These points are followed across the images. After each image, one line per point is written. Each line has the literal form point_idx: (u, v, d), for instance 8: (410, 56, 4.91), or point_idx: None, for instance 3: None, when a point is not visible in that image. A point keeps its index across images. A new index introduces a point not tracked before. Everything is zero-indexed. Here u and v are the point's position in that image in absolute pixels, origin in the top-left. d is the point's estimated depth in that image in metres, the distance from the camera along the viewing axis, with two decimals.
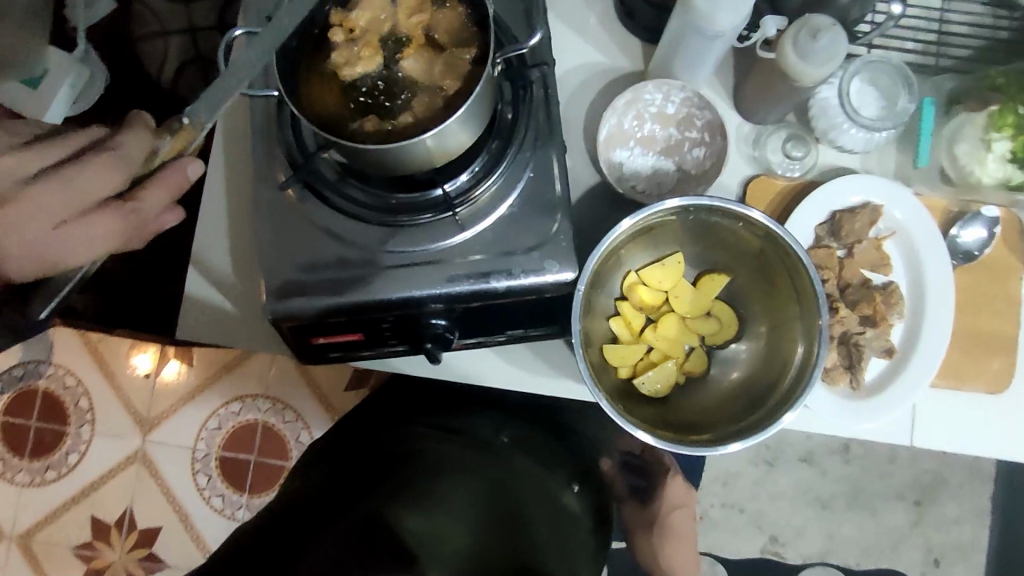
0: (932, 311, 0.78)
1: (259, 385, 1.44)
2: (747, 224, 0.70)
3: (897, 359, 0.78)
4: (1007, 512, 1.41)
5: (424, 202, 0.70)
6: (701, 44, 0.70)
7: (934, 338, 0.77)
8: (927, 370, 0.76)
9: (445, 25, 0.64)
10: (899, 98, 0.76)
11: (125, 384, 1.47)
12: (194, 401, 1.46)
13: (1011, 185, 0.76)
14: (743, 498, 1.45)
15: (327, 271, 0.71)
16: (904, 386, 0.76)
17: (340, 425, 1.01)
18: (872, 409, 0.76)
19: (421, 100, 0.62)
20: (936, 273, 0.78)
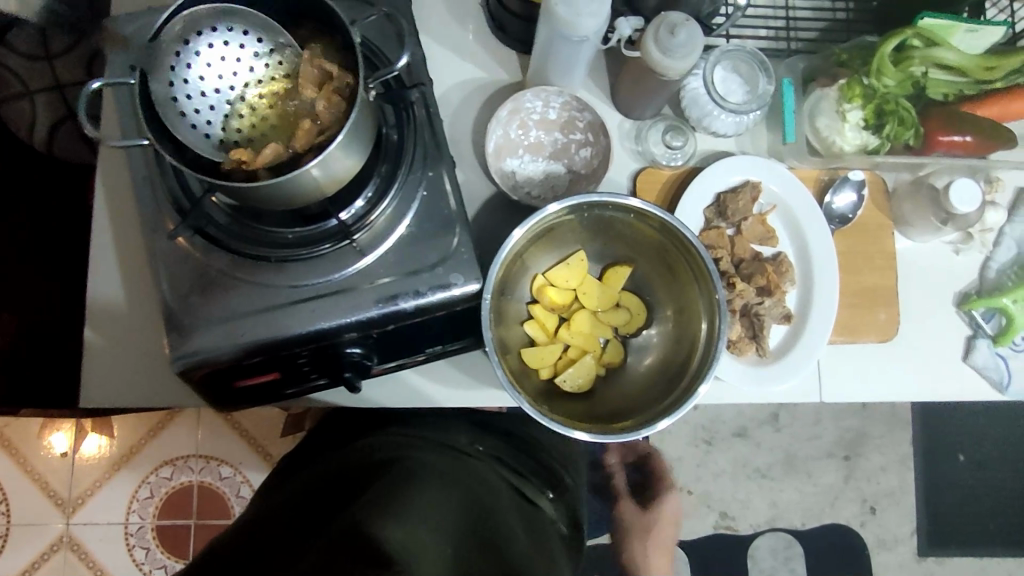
0: (819, 273, 0.83)
1: (190, 444, 1.38)
2: (638, 215, 0.73)
3: (794, 323, 0.83)
4: (926, 453, 1.52)
5: (320, 233, 0.69)
6: (570, 49, 0.73)
7: (824, 297, 0.82)
8: (821, 329, 0.82)
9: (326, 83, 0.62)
10: (759, 81, 0.81)
11: (42, 467, 1.38)
12: (119, 473, 1.38)
13: (869, 150, 0.82)
14: (688, 480, 1.49)
15: (228, 315, 0.69)
16: (805, 346, 0.82)
17: (284, 472, 0.88)
18: (779, 372, 0.81)
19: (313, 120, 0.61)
20: (816, 238, 0.83)
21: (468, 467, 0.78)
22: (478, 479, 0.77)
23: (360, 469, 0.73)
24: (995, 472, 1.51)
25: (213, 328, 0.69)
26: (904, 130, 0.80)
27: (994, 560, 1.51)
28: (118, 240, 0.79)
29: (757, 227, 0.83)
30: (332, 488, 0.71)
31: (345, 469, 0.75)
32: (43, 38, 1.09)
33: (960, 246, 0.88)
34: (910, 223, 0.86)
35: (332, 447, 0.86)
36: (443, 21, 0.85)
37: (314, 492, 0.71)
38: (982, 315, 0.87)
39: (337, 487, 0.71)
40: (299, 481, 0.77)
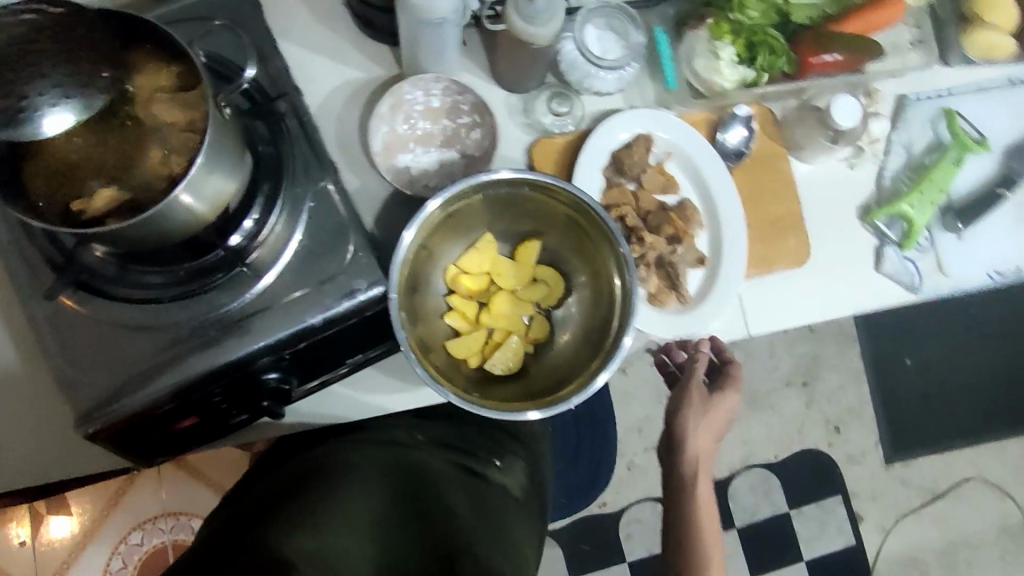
0: (725, 213, 0.84)
1: (156, 504, 1.33)
2: (532, 186, 0.72)
3: (710, 265, 0.84)
4: (874, 364, 1.57)
5: (213, 264, 0.67)
6: (434, 33, 0.72)
7: (733, 234, 0.84)
8: (735, 267, 0.83)
9: (176, 103, 0.60)
10: (630, 33, 0.82)
11: (6, 560, 1.31)
12: (87, 549, 1.32)
13: (748, 83, 0.83)
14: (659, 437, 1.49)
15: (129, 366, 0.67)
16: (722, 289, 0.83)
17: (241, 479, 0.88)
18: (706, 317, 0.82)
19: (174, 148, 0.60)
20: (715, 178, 0.84)
21: (402, 464, 0.77)
22: (412, 477, 0.76)
23: (287, 485, 0.73)
24: (941, 369, 1.58)
25: (119, 383, 0.66)
26: (776, 59, 0.82)
27: (955, 451, 1.58)
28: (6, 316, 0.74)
29: (658, 176, 0.83)
30: (261, 501, 0.71)
31: (277, 484, 0.74)
32: None
33: (854, 161, 0.90)
34: (802, 147, 0.88)
35: (273, 460, 0.84)
36: (307, 27, 0.82)
37: (243, 508, 0.72)
38: (885, 223, 0.89)
39: (265, 500, 0.71)
40: (240, 497, 0.77)
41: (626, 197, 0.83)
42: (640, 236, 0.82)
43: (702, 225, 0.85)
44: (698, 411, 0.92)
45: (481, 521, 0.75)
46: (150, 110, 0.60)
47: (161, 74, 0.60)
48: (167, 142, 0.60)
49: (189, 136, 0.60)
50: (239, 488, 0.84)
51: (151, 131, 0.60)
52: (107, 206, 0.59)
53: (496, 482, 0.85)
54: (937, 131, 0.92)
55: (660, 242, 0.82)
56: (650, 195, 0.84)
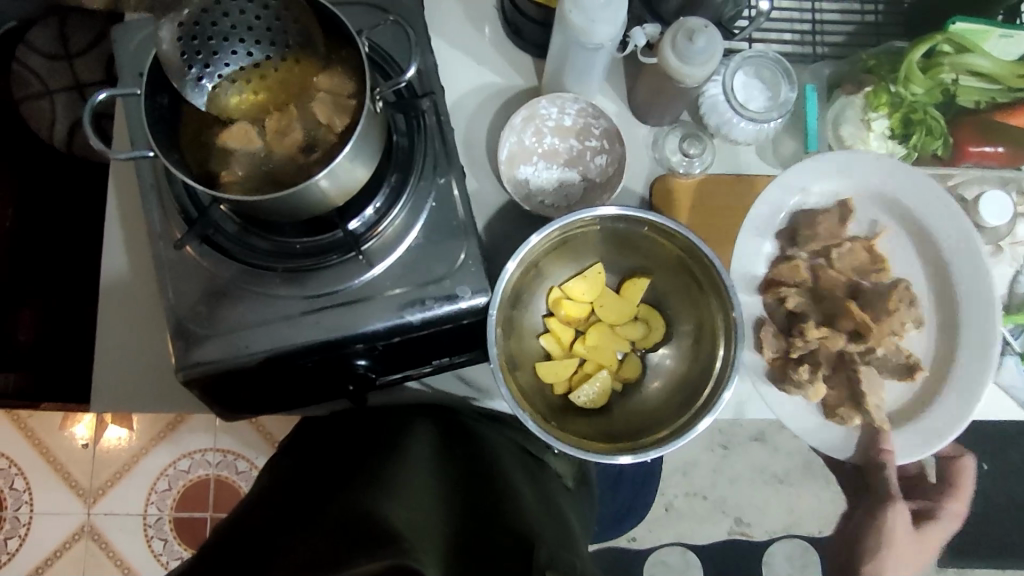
0: (965, 320, 0.77)
1: (208, 437, 1.35)
2: (652, 228, 0.70)
3: (929, 376, 0.78)
4: None
5: (329, 243, 0.68)
6: (586, 57, 0.71)
7: (970, 343, 0.76)
8: (974, 381, 0.75)
9: (329, 86, 0.61)
10: (781, 87, 0.78)
11: (65, 457, 1.35)
12: (139, 464, 1.35)
13: (896, 160, 0.79)
14: (704, 485, 1.34)
15: (232, 324, 0.69)
16: (944, 405, 0.76)
17: (286, 447, 0.87)
18: (917, 438, 0.76)
19: (317, 130, 0.61)
20: (963, 276, 0.77)
21: (462, 438, 0.75)
22: (480, 449, 0.73)
23: (350, 452, 0.71)
24: None
25: (222, 336, 0.68)
26: (932, 141, 0.78)
27: None
28: (130, 243, 0.80)
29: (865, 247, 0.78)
30: (325, 474, 0.70)
31: (335, 452, 0.73)
32: (62, 37, 1.06)
33: (991, 259, 0.84)
34: None
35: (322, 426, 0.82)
36: (457, 26, 0.83)
37: (304, 481, 0.70)
38: (1012, 331, 0.85)
39: (327, 471, 0.70)
40: (296, 462, 0.76)
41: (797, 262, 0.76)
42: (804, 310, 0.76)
43: (915, 325, 0.78)
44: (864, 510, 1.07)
45: (546, 501, 0.71)
46: (306, 106, 0.60)
47: (315, 69, 0.61)
48: (312, 136, 0.61)
49: (335, 137, 0.61)
50: (290, 451, 0.83)
51: (297, 121, 0.60)
52: (253, 188, 0.61)
53: (550, 470, 0.81)
54: None
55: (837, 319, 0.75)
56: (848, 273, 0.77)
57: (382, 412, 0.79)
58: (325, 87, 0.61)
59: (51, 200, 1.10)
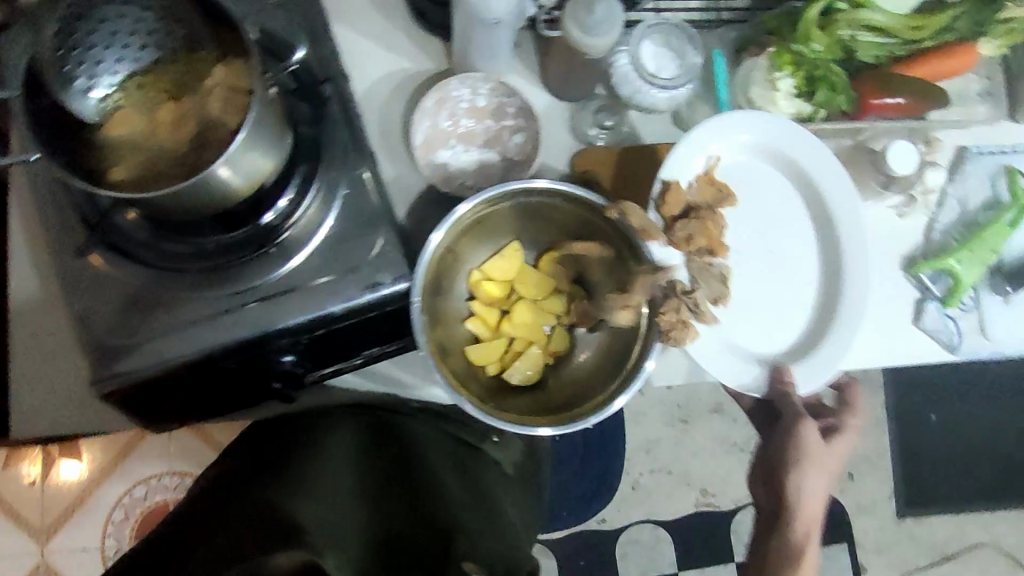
0: (849, 253, 0.80)
1: (162, 461, 1.23)
2: (563, 198, 0.71)
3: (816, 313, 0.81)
4: (901, 412, 1.46)
5: (240, 240, 0.66)
6: (488, 32, 0.70)
7: (851, 273, 0.80)
8: (855, 307, 0.79)
9: (220, 77, 0.59)
10: (687, 52, 0.79)
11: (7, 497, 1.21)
12: (94, 494, 1.23)
13: (805, 117, 0.81)
14: (669, 459, 1.33)
15: (146, 332, 0.66)
16: (842, 332, 0.79)
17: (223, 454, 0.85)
18: (815, 367, 0.79)
19: (211, 122, 0.59)
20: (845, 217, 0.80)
21: (390, 429, 0.74)
22: (411, 446, 0.71)
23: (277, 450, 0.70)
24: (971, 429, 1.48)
25: (138, 345, 0.66)
26: (836, 96, 0.79)
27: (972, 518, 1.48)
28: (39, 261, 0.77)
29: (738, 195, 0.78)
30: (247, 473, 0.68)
31: (264, 450, 0.72)
32: None
33: (904, 209, 0.87)
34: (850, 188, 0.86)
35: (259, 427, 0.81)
36: (363, 12, 0.82)
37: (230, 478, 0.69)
38: (929, 277, 0.87)
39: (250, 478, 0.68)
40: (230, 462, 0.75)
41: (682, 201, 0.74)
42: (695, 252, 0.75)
43: (826, 266, 0.81)
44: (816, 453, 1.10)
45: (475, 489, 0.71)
46: (203, 100, 0.59)
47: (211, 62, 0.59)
48: (204, 127, 0.59)
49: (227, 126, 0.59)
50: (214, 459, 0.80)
51: (193, 115, 0.59)
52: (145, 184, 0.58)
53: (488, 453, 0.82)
54: (995, 188, 0.88)
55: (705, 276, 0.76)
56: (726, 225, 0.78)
57: (310, 415, 0.76)
58: (215, 79, 0.59)
59: None
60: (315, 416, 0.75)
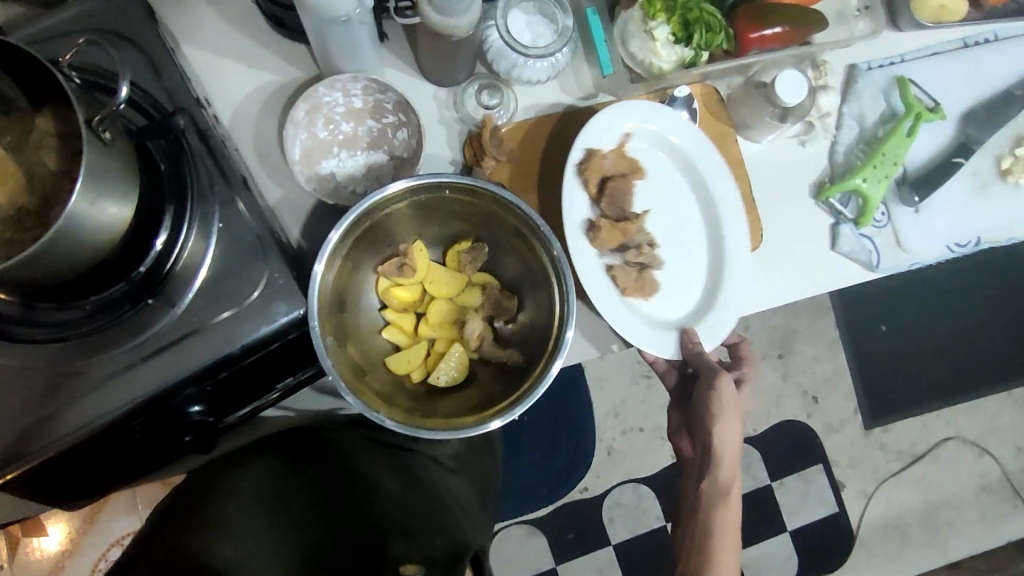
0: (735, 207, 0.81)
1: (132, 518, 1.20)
2: (451, 189, 0.68)
3: (705, 287, 0.82)
4: (852, 334, 1.50)
5: (117, 297, 0.62)
6: (342, 31, 0.66)
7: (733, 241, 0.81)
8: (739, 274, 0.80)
9: (47, 130, 0.56)
10: (558, 16, 0.76)
11: None
12: (70, 563, 1.20)
13: (687, 63, 0.79)
14: (637, 418, 1.37)
15: (33, 412, 0.62)
16: (728, 302, 0.80)
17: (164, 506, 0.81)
18: (711, 332, 0.80)
19: (49, 178, 0.55)
20: (727, 194, 0.81)
21: (316, 456, 0.68)
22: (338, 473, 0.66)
23: (192, 489, 0.66)
24: (919, 333, 1.50)
25: (28, 428, 0.62)
26: (714, 37, 0.76)
27: (936, 416, 1.51)
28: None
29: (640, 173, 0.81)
30: (167, 519, 0.64)
31: (186, 489, 0.68)
32: None
33: (804, 137, 0.87)
34: (751, 126, 0.85)
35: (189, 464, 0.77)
36: (217, 32, 0.77)
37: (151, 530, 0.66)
38: (839, 200, 0.87)
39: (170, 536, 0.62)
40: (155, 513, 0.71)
41: (601, 170, 0.78)
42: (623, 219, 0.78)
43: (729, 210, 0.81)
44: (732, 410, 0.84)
45: (413, 491, 0.68)
46: (35, 155, 0.56)
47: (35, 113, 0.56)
48: (42, 182, 0.55)
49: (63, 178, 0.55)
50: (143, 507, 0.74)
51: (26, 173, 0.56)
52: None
53: (422, 452, 0.77)
54: (890, 100, 0.89)
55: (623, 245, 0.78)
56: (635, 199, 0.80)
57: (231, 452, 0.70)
58: (43, 132, 0.56)
59: None
60: (236, 453, 0.69)
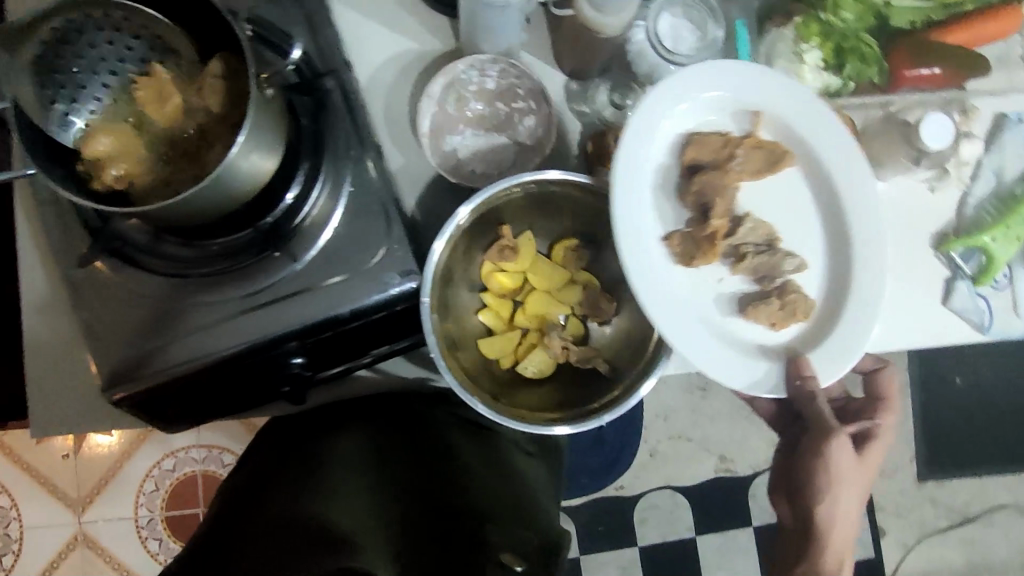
0: (857, 214, 0.72)
1: (189, 435, 1.27)
2: (576, 187, 0.69)
3: (827, 297, 0.73)
4: (925, 386, 1.36)
5: (243, 243, 0.64)
6: (495, 13, 0.67)
7: (873, 228, 0.72)
8: (878, 271, 0.71)
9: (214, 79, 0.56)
10: (709, 26, 0.74)
11: (49, 468, 1.27)
12: (126, 465, 1.27)
13: (830, 92, 0.77)
14: (686, 426, 1.32)
15: (155, 339, 0.65)
16: (853, 319, 0.71)
17: (249, 449, 0.86)
18: (826, 361, 0.71)
19: (211, 127, 0.57)
20: (850, 176, 0.72)
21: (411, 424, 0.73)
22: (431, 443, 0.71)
23: (296, 455, 0.72)
24: (997, 394, 1.37)
25: (147, 354, 0.65)
26: (866, 67, 0.77)
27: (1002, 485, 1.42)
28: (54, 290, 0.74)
29: (756, 160, 0.71)
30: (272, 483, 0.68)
31: (290, 452, 0.73)
32: None
33: (936, 183, 0.82)
34: (882, 163, 0.79)
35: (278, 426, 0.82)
36: None
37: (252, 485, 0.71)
38: (960, 255, 0.83)
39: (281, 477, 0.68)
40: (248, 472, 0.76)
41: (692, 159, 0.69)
42: (703, 223, 0.69)
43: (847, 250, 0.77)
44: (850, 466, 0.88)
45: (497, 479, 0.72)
46: (197, 99, 0.56)
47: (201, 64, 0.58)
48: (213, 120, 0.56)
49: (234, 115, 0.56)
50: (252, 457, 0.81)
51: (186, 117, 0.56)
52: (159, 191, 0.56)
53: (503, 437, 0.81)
54: None
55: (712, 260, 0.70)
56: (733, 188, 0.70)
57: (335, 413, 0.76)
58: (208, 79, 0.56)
59: None
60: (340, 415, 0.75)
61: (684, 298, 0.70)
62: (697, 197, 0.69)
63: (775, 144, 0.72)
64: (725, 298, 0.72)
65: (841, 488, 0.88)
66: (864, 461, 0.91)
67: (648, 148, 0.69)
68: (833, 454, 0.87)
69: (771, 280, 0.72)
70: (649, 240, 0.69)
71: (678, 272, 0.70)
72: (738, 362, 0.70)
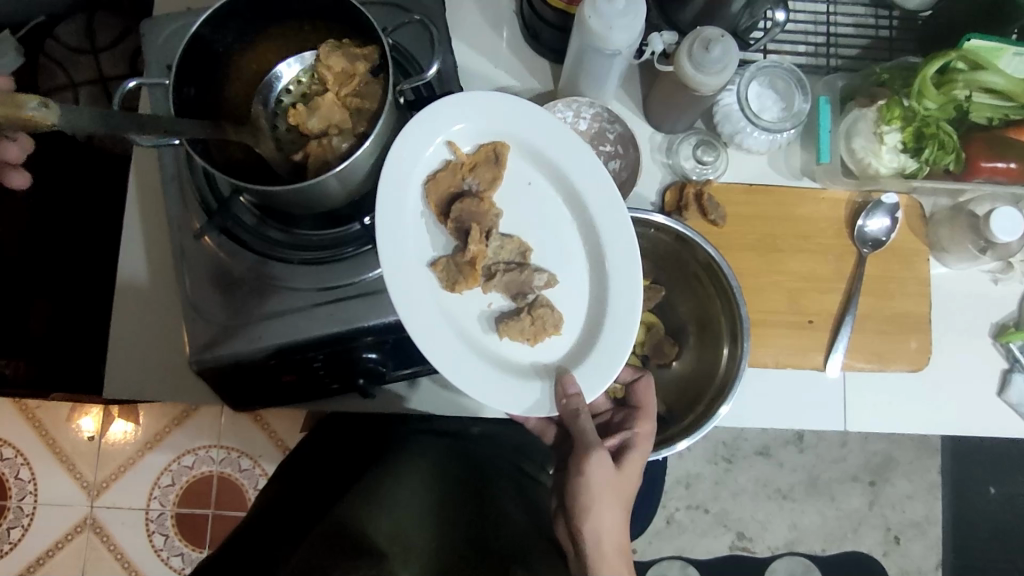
0: (575, 236, 0.69)
1: (213, 434, 1.28)
2: (657, 229, 0.78)
3: (590, 317, 0.69)
4: (957, 488, 1.34)
5: (345, 236, 0.69)
6: (603, 62, 0.72)
7: (605, 222, 0.68)
8: (630, 275, 0.68)
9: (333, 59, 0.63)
10: (795, 99, 0.80)
11: (70, 449, 1.28)
12: (146, 456, 1.28)
13: (907, 173, 0.80)
14: (706, 498, 1.33)
15: (246, 314, 0.69)
16: (616, 333, 0.67)
17: (298, 452, 0.96)
18: (590, 375, 0.67)
19: (371, 96, 0.64)
20: (583, 174, 0.68)
21: (458, 459, 0.82)
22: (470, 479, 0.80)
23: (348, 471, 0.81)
24: None
25: (236, 329, 0.68)
26: (944, 155, 0.78)
27: None
28: (153, 264, 0.79)
29: (487, 168, 0.67)
30: (318, 497, 0.77)
31: (339, 473, 0.82)
32: (89, 32, 1.05)
33: (999, 275, 0.85)
34: (946, 249, 0.84)
35: (325, 437, 0.92)
36: (478, 30, 0.84)
37: (292, 500, 0.78)
38: (1019, 348, 0.84)
39: (333, 481, 0.80)
40: (293, 480, 0.85)
41: (446, 191, 0.66)
42: (464, 248, 0.66)
43: (896, 328, 0.83)
44: (610, 501, 0.70)
45: (540, 520, 0.78)
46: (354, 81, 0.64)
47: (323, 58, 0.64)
48: (352, 87, 0.64)
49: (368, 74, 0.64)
50: (302, 457, 0.92)
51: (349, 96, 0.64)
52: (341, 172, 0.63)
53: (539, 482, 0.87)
54: None
55: (476, 285, 0.66)
56: (498, 212, 0.67)
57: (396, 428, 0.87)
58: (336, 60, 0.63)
59: (63, 188, 1.06)
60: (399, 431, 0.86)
61: (438, 320, 0.65)
62: (456, 224, 0.66)
63: (480, 157, 0.67)
64: (488, 317, 0.68)
65: (601, 506, 0.70)
66: (620, 473, 0.73)
67: (410, 158, 0.65)
68: (589, 468, 0.70)
69: (522, 296, 0.67)
70: (413, 268, 0.65)
71: (445, 299, 0.66)
72: (510, 385, 0.66)
